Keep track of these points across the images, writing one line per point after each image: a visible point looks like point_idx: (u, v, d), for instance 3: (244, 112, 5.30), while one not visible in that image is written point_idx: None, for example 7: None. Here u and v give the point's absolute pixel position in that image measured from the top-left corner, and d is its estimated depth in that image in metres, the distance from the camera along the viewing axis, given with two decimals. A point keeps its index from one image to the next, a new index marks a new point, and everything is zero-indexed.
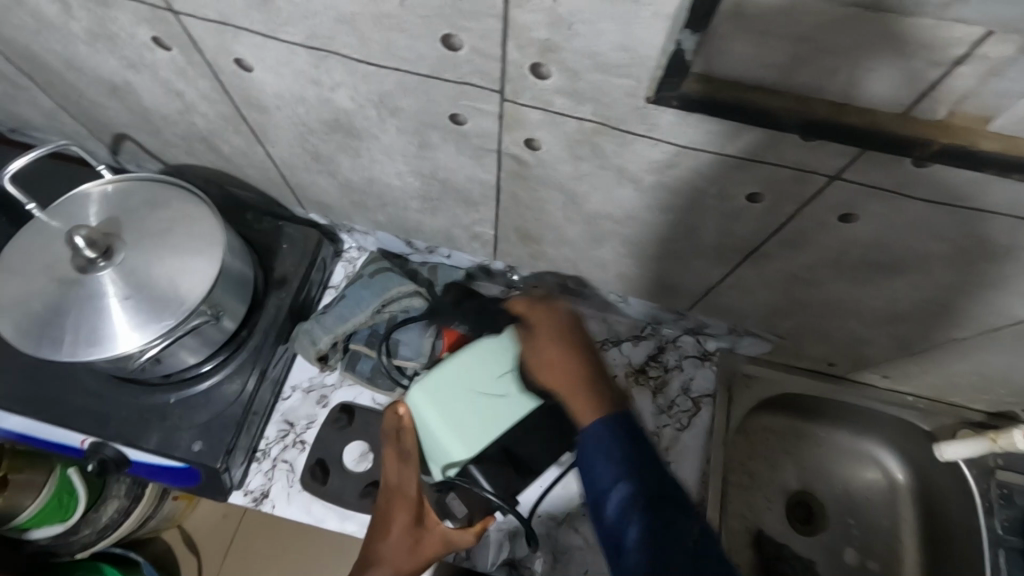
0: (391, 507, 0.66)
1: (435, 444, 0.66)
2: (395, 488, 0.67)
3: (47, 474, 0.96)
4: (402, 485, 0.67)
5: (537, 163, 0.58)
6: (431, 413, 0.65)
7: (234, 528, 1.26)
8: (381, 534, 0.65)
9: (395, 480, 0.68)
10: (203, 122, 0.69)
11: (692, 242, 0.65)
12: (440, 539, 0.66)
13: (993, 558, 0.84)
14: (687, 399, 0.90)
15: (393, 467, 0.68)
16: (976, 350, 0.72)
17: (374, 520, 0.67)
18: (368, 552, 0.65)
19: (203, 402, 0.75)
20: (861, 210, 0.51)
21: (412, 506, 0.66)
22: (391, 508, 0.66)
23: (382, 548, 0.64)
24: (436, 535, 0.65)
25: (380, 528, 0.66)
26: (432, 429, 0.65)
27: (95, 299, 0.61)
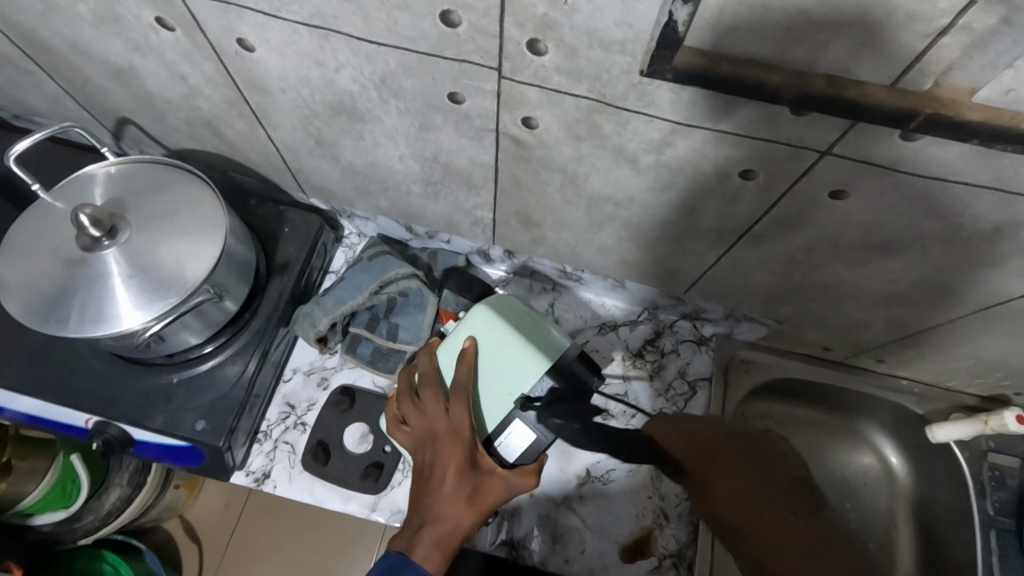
0: (442, 454, 0.63)
1: (506, 367, 0.64)
2: (444, 431, 0.63)
3: (51, 461, 0.97)
4: (452, 426, 0.63)
5: (537, 144, 0.59)
6: (490, 333, 0.65)
7: (235, 523, 1.27)
8: (435, 486, 0.62)
9: (447, 426, 0.63)
10: (207, 106, 0.70)
11: (688, 224, 0.66)
12: (500, 485, 0.62)
13: (983, 538, 0.87)
14: (683, 383, 0.91)
15: (438, 411, 0.65)
16: (970, 331, 0.73)
17: (424, 473, 0.64)
18: (424, 509, 0.62)
19: (206, 383, 0.76)
20: (853, 186, 0.52)
21: (465, 450, 0.62)
22: (442, 456, 0.62)
23: (438, 499, 0.62)
24: (499, 481, 0.63)
25: (433, 477, 0.63)
26: (498, 348, 0.64)
27: (100, 278, 0.62)
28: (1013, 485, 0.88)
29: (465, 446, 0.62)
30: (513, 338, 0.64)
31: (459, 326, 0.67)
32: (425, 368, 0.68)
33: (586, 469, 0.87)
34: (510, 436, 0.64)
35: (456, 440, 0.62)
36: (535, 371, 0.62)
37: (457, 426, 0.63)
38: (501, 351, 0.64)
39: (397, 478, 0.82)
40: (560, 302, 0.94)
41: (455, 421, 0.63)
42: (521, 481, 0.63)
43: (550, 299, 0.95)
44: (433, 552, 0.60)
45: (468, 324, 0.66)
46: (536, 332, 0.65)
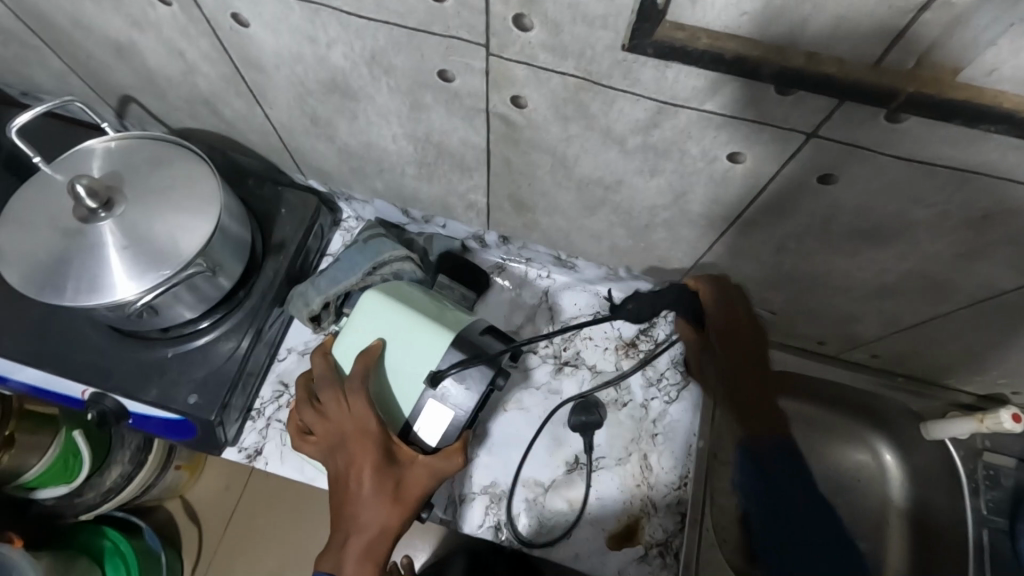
0: (356, 458, 0.64)
1: (409, 347, 0.66)
2: (352, 433, 0.65)
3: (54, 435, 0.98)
4: (359, 428, 0.65)
5: (526, 124, 0.59)
6: (387, 319, 0.67)
7: (235, 501, 1.29)
8: (355, 493, 0.64)
9: (354, 428, 0.65)
10: (205, 83, 0.70)
11: (678, 209, 0.66)
12: (422, 474, 0.65)
13: (976, 536, 0.86)
14: (676, 373, 0.91)
15: (343, 415, 0.66)
16: (963, 326, 0.72)
17: (342, 481, 0.66)
18: (346, 518, 0.65)
19: (200, 357, 0.77)
20: (841, 170, 0.51)
21: (375, 450, 0.64)
22: (355, 460, 0.64)
23: (359, 505, 0.64)
24: (418, 469, 0.65)
25: (351, 483, 0.65)
26: (399, 332, 0.67)
27: (96, 248, 0.63)
28: (1008, 485, 0.87)
29: (372, 445, 0.63)
30: (413, 320, 0.67)
31: (356, 320, 0.68)
32: (321, 373, 0.68)
33: (574, 456, 0.87)
34: (424, 420, 0.66)
35: (366, 441, 0.64)
36: (441, 346, 0.65)
37: (364, 426, 0.64)
38: (402, 336, 0.66)
39: None
40: (555, 289, 0.95)
41: (360, 422, 0.64)
42: (444, 464, 0.65)
43: (545, 286, 0.95)
44: (366, 557, 0.64)
45: (365, 314, 0.68)
46: (433, 313, 0.68)
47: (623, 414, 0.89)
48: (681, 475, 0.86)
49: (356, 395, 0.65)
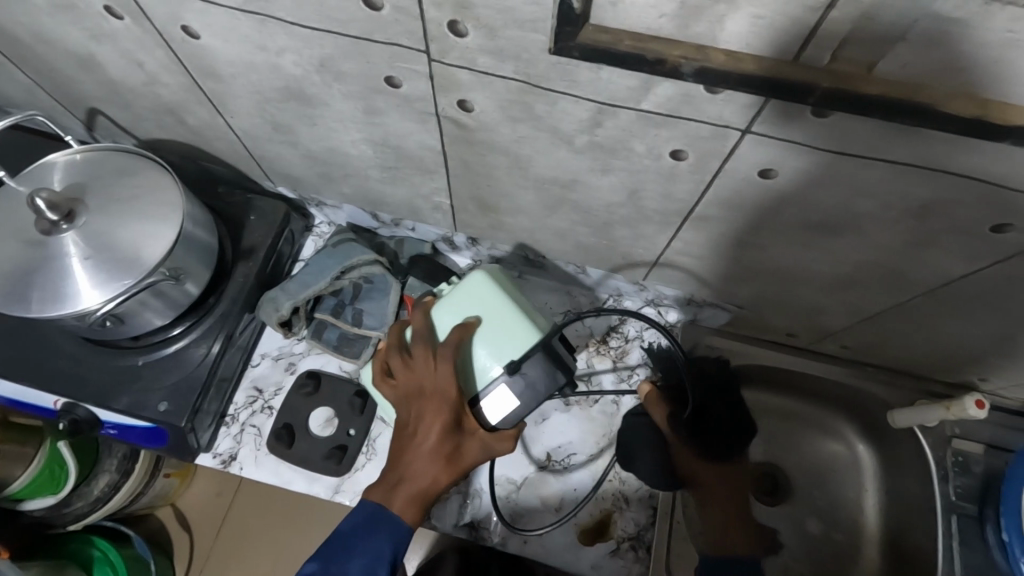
0: (428, 414, 0.64)
1: (496, 335, 0.68)
2: (429, 390, 0.65)
3: (39, 446, 0.99)
4: (440, 387, 0.64)
5: (477, 126, 0.60)
6: (483, 299, 0.69)
7: (227, 508, 1.30)
8: (417, 445, 0.64)
9: (435, 386, 0.65)
10: (167, 93, 0.71)
11: (635, 207, 0.67)
12: (479, 447, 0.66)
13: (945, 524, 0.85)
14: (647, 368, 0.92)
15: (426, 369, 0.66)
16: (922, 315, 0.73)
17: (405, 430, 0.65)
18: (401, 463, 0.65)
19: (171, 364, 0.78)
20: (781, 165, 0.52)
21: (450, 411, 0.64)
22: (427, 415, 0.64)
23: (417, 455, 0.64)
24: (477, 442, 0.65)
25: (414, 434, 0.65)
26: (493, 316, 0.68)
27: (59, 259, 0.64)
28: (976, 471, 0.87)
29: (448, 407, 0.64)
30: (505, 308, 0.68)
31: (455, 291, 0.69)
32: (417, 323, 0.69)
33: (547, 453, 0.88)
34: (494, 400, 0.67)
35: (443, 401, 0.64)
36: (525, 339, 0.67)
37: (442, 388, 0.64)
38: (495, 320, 0.68)
39: (361, 460, 0.84)
40: (525, 289, 0.95)
41: (443, 383, 0.64)
42: (499, 444, 0.66)
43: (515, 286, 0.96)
44: (411, 505, 0.64)
45: (465, 289, 0.69)
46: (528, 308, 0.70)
47: (595, 411, 0.90)
48: None
49: (444, 357, 0.65)
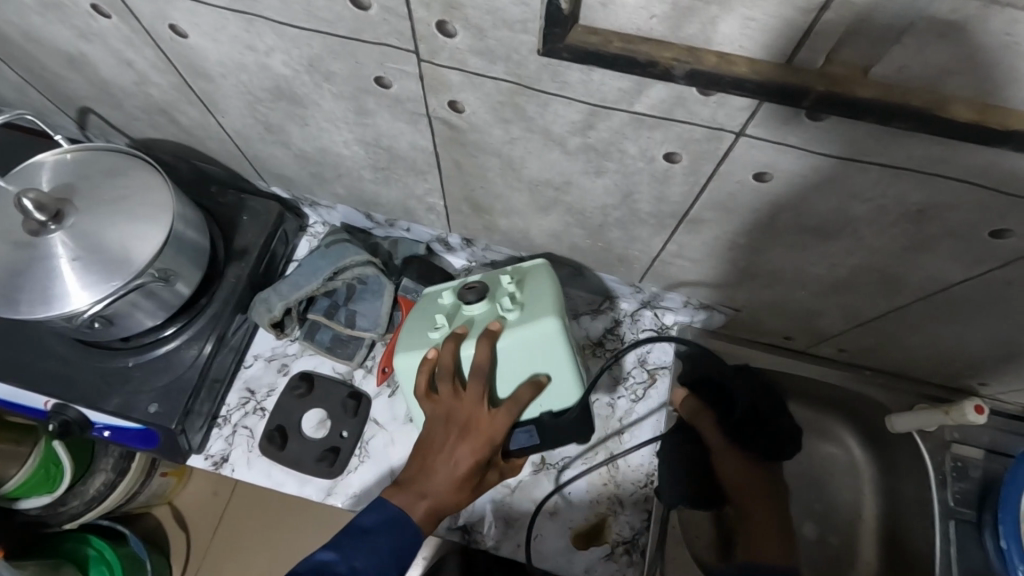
0: (472, 450, 0.67)
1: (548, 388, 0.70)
2: (479, 430, 0.67)
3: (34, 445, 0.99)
4: (487, 426, 0.67)
5: (468, 127, 0.59)
6: (553, 351, 0.67)
7: (223, 509, 1.30)
8: (452, 470, 0.68)
9: (482, 422, 0.67)
10: (158, 92, 0.71)
11: (629, 209, 0.66)
12: (494, 472, 0.73)
13: (943, 529, 0.85)
14: (643, 371, 0.91)
15: (479, 407, 0.67)
16: (921, 319, 0.72)
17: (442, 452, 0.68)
18: (430, 479, 0.68)
19: (163, 365, 0.77)
20: (775, 168, 0.52)
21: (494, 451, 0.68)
22: (472, 451, 0.67)
23: (451, 479, 0.68)
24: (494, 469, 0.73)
25: (452, 461, 0.68)
26: (554, 369, 0.69)
27: (47, 260, 0.63)
28: (975, 477, 0.87)
29: (494, 449, 0.68)
30: (566, 369, 0.69)
31: (530, 333, 0.66)
32: (482, 357, 0.65)
33: (542, 455, 0.87)
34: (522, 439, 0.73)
35: (491, 443, 0.68)
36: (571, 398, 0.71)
37: (493, 432, 0.67)
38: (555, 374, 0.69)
39: (353, 462, 0.84)
40: None
41: (493, 425, 0.67)
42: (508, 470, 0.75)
43: None
44: (430, 519, 0.68)
45: (539, 336, 0.66)
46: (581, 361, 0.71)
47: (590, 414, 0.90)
48: (647, 474, 0.86)
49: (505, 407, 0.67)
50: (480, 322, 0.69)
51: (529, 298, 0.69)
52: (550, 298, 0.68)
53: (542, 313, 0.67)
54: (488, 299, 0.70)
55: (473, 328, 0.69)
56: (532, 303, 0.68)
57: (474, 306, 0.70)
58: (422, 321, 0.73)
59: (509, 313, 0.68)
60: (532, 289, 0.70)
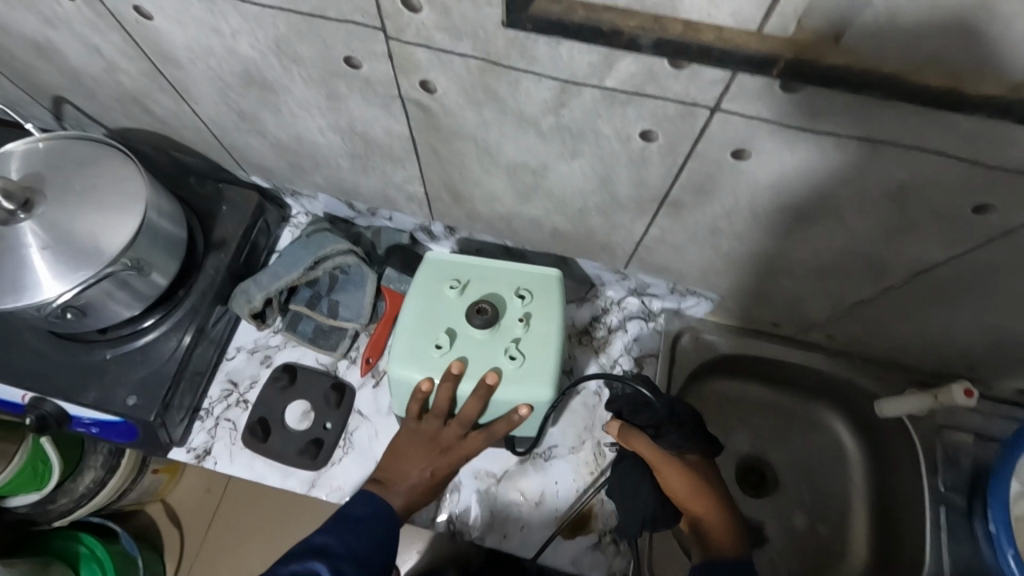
0: (447, 465, 0.76)
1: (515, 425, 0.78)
2: (457, 451, 0.76)
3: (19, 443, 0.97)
4: (464, 447, 0.76)
5: (441, 110, 0.58)
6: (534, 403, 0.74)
7: (216, 506, 1.30)
8: (426, 475, 0.76)
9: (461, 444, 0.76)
10: (128, 80, 0.69)
11: (608, 193, 0.65)
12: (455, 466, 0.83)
13: (934, 516, 0.83)
14: (630, 359, 0.91)
15: (461, 433, 0.75)
16: (908, 303, 0.71)
17: (421, 461, 0.76)
18: (407, 480, 0.75)
19: (141, 357, 0.76)
20: (753, 146, 0.50)
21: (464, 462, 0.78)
22: (447, 465, 0.76)
23: (424, 483, 0.76)
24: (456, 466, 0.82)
25: (428, 469, 0.76)
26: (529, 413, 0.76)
27: (15, 250, 0.62)
28: (966, 464, 0.86)
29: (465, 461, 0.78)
30: (538, 415, 0.77)
31: (522, 385, 0.72)
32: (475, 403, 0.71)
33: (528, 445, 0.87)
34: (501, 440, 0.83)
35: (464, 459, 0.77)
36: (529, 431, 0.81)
37: (468, 450, 0.76)
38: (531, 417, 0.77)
39: (337, 454, 0.83)
40: None
41: (469, 451, 0.76)
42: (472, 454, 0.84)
43: None
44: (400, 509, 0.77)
45: (530, 390, 0.72)
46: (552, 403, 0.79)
47: (576, 401, 0.89)
48: None
49: (485, 437, 0.75)
50: (480, 358, 0.73)
51: (529, 350, 0.74)
52: (549, 362, 0.73)
53: (539, 376, 0.73)
54: (490, 329, 0.74)
55: (471, 362, 0.73)
56: (532, 360, 0.73)
57: (476, 333, 0.74)
58: (422, 327, 0.76)
59: (507, 361, 0.73)
60: (534, 338, 0.74)
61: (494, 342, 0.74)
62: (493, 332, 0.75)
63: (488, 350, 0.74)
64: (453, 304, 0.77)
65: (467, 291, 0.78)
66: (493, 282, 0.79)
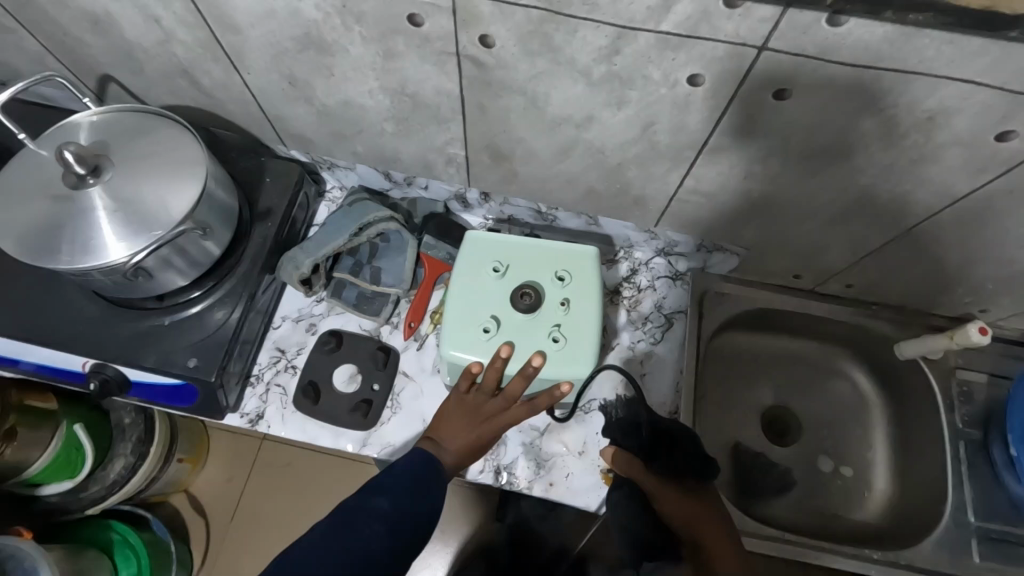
0: (494, 430, 0.77)
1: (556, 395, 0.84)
2: (505, 417, 0.77)
3: (55, 430, 1.07)
4: (512, 414, 0.77)
5: (495, 64, 0.61)
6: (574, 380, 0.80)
7: (239, 493, 1.51)
8: (472, 436, 0.77)
9: (508, 412, 0.77)
10: (182, 51, 0.72)
11: (647, 142, 0.69)
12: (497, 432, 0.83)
13: (954, 449, 0.89)
14: (660, 315, 0.94)
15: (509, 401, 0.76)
16: (926, 243, 0.76)
17: (469, 421, 0.77)
18: (455, 438, 0.76)
19: (198, 322, 0.79)
20: (793, 83, 0.55)
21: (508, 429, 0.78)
22: (494, 430, 0.77)
23: (471, 443, 0.77)
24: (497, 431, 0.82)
25: (475, 432, 0.77)
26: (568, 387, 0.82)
27: (87, 213, 0.65)
28: (979, 399, 0.92)
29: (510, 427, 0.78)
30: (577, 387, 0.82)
31: (564, 365, 0.78)
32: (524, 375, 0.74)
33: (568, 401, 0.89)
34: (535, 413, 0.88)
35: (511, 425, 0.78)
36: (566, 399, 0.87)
37: (515, 417, 0.77)
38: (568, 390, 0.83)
39: (386, 414, 0.86)
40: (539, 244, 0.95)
41: (514, 418, 0.77)
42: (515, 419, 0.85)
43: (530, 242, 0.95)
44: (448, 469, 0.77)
45: (570, 369, 0.78)
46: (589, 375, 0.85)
47: (610, 357, 0.92)
48: (669, 411, 0.89)
49: (531, 404, 0.76)
50: (525, 340, 0.79)
51: (570, 332, 0.79)
52: (589, 343, 0.79)
53: (580, 356, 0.78)
54: (534, 313, 0.80)
55: (517, 344, 0.79)
56: (573, 343, 0.79)
57: (520, 314, 0.80)
58: (469, 310, 0.81)
59: (550, 343, 0.79)
60: (574, 321, 0.80)
61: (537, 324, 0.80)
62: (536, 315, 0.80)
63: (531, 332, 0.79)
64: (496, 286, 0.82)
65: (508, 274, 0.83)
66: (534, 265, 0.84)
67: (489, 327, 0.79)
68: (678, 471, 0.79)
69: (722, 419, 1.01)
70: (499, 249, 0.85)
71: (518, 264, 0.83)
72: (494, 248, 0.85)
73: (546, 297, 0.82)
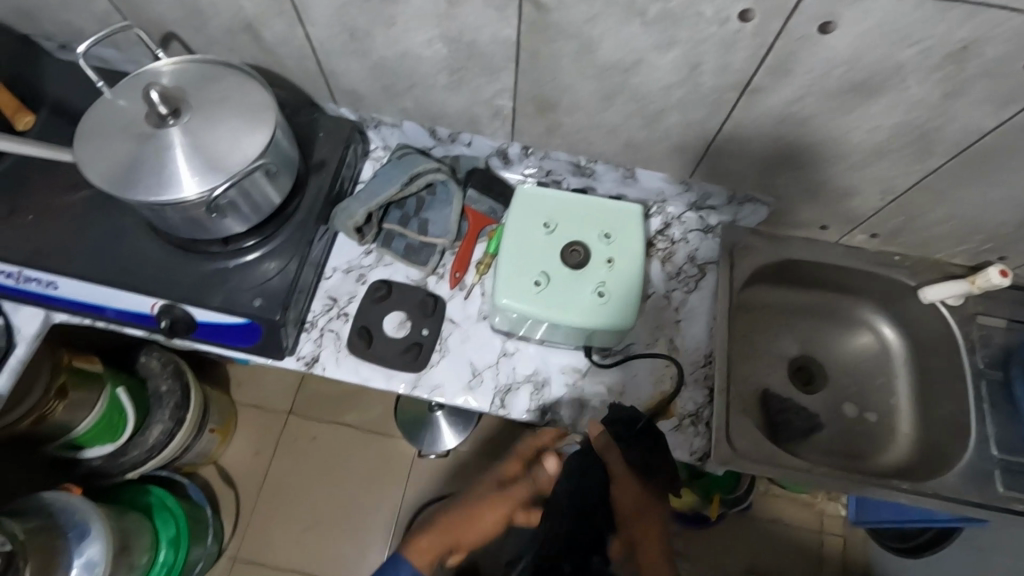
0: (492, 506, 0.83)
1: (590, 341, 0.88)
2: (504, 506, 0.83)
3: (100, 391, 1.09)
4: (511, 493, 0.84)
5: (554, 5, 0.66)
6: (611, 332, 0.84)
7: (267, 464, 1.54)
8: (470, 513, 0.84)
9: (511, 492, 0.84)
10: (250, 4, 0.76)
11: (691, 85, 0.73)
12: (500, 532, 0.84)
13: (976, 388, 0.93)
14: (693, 266, 0.98)
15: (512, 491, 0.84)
16: (951, 186, 0.80)
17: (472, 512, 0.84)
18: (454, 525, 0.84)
19: (262, 265, 0.83)
20: (838, 15, 0.59)
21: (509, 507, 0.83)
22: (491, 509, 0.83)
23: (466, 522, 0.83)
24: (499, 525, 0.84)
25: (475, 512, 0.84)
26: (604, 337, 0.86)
27: (170, 150, 0.69)
28: (999, 342, 0.96)
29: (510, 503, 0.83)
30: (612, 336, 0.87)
31: (607, 317, 0.82)
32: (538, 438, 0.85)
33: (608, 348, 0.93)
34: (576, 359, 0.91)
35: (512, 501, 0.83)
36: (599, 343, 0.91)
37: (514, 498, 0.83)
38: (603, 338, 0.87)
39: (435, 358, 0.90)
40: None
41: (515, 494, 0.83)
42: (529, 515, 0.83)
43: None
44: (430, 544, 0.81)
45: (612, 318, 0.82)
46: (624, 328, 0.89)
47: (647, 305, 0.96)
48: (705, 354, 0.93)
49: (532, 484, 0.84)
50: (576, 290, 0.83)
51: (615, 289, 0.84)
52: (631, 300, 0.84)
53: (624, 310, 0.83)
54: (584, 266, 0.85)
55: (567, 296, 0.83)
56: (618, 298, 0.83)
57: (569, 267, 0.84)
58: (520, 263, 0.84)
59: (595, 298, 0.83)
60: (618, 278, 0.85)
61: (583, 279, 0.84)
62: (583, 270, 0.84)
63: (578, 286, 0.83)
64: (545, 241, 0.86)
65: (556, 231, 0.87)
66: (581, 222, 0.88)
67: (541, 281, 0.83)
68: (646, 467, 0.78)
69: (751, 369, 1.05)
70: (549, 206, 0.89)
71: (565, 222, 0.88)
72: (542, 205, 0.89)
73: (593, 254, 0.86)
